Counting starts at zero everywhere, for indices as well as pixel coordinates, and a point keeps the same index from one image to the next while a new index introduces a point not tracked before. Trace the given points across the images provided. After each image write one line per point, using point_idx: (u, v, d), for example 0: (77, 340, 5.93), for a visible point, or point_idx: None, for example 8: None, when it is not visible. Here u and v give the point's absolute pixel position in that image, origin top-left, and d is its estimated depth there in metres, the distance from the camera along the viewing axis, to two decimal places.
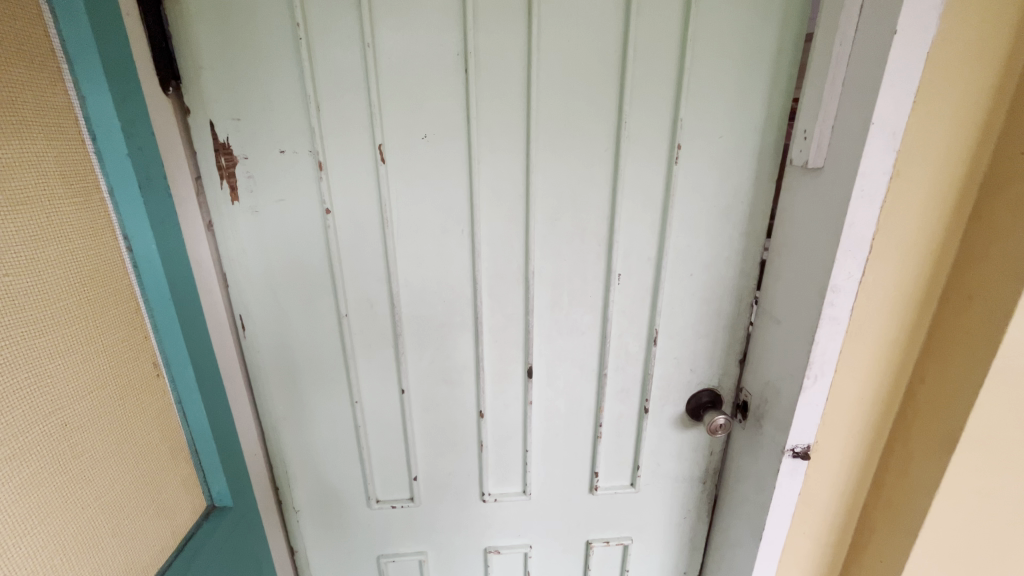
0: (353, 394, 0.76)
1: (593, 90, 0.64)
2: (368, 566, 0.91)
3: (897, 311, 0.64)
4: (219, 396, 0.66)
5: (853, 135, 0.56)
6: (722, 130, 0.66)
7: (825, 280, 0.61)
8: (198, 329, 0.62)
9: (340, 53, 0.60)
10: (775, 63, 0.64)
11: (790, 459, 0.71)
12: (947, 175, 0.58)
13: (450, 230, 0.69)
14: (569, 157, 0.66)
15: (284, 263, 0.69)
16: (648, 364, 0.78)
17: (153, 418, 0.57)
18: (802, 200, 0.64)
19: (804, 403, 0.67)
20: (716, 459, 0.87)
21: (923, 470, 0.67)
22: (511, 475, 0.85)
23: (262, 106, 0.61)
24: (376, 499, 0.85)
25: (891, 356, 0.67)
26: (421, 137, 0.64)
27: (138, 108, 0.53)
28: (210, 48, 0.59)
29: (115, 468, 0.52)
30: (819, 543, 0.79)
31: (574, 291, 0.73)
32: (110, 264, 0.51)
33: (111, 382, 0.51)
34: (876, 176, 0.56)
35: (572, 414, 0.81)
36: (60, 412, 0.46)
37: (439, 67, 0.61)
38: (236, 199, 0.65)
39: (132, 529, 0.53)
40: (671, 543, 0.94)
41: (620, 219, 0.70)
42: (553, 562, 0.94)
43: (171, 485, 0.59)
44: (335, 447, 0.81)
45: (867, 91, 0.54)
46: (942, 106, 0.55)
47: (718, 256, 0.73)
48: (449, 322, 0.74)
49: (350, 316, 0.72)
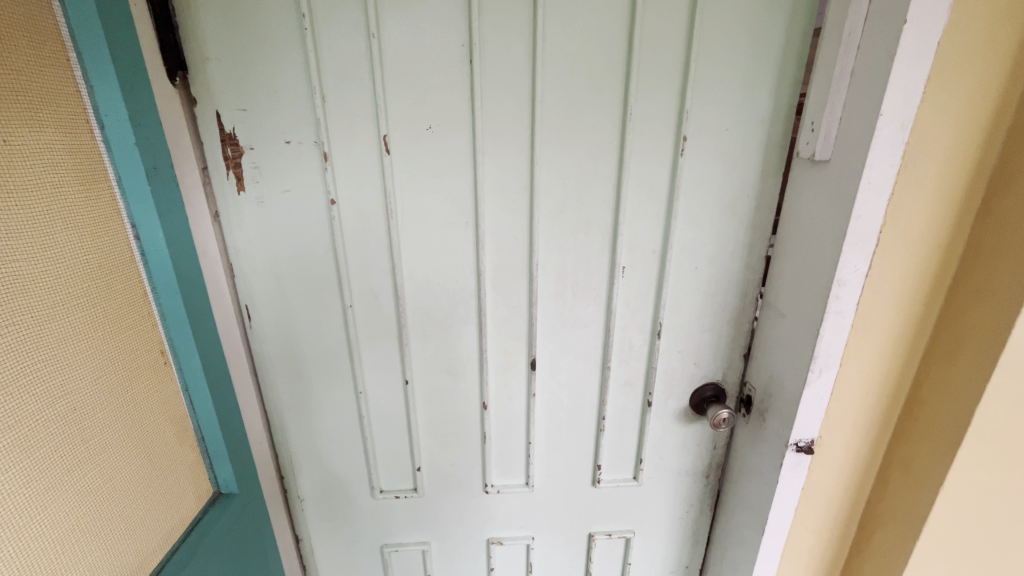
0: (357, 385, 0.77)
1: (599, 81, 0.63)
2: (371, 556, 0.92)
3: (903, 306, 0.64)
4: (225, 385, 0.66)
5: (862, 127, 0.55)
6: (728, 122, 0.66)
7: (831, 273, 0.61)
8: (205, 318, 0.62)
9: (345, 44, 0.60)
10: (783, 55, 0.63)
11: (794, 453, 0.71)
12: (956, 169, 0.57)
13: (454, 222, 0.69)
14: (574, 149, 0.66)
15: (289, 254, 0.69)
16: (652, 358, 0.78)
17: (161, 405, 0.57)
18: (810, 193, 0.64)
19: (809, 397, 0.67)
20: (720, 453, 0.87)
21: (928, 467, 0.67)
22: (514, 467, 0.86)
23: (268, 97, 0.62)
24: (380, 489, 0.86)
25: (896, 351, 0.66)
26: (426, 128, 0.64)
27: (145, 97, 0.53)
28: (216, 38, 0.59)
29: (123, 454, 0.52)
30: (822, 538, 0.79)
31: (578, 284, 0.73)
32: (118, 252, 0.52)
33: (120, 368, 0.52)
34: (884, 168, 0.55)
35: (576, 407, 0.82)
36: (69, 398, 0.47)
37: (444, 58, 0.61)
38: (242, 189, 0.65)
39: (139, 514, 0.54)
40: (673, 536, 0.94)
41: (624, 212, 0.69)
42: (555, 554, 0.94)
43: (178, 471, 0.60)
44: (340, 438, 0.81)
45: (875, 82, 0.54)
46: (952, 98, 0.55)
47: (723, 251, 0.73)
48: (453, 313, 0.74)
49: (354, 307, 0.72)
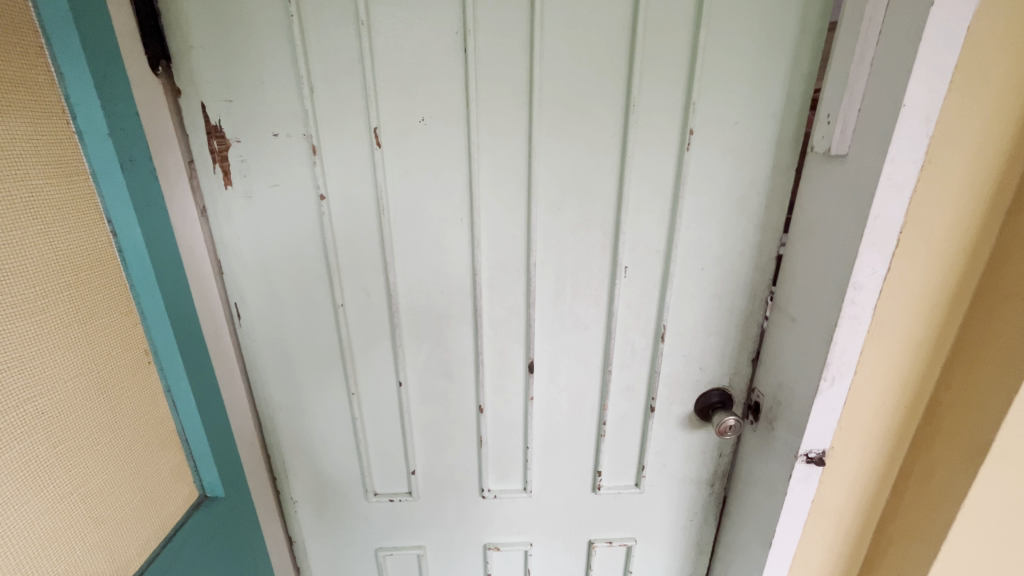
0: (350, 386, 0.75)
1: (600, 72, 0.60)
2: (367, 560, 0.90)
3: (923, 310, 0.60)
4: (211, 384, 0.64)
5: (883, 119, 0.51)
6: (738, 115, 0.62)
7: (846, 276, 0.57)
8: (188, 317, 0.60)
9: (333, 32, 0.57)
10: (798, 42, 0.59)
11: (804, 464, 0.67)
12: (986, 164, 0.53)
13: (449, 219, 0.66)
14: (573, 143, 0.63)
15: (279, 251, 0.67)
16: (655, 361, 0.75)
17: (140, 407, 0.55)
18: (824, 190, 0.60)
19: (821, 406, 0.64)
20: (726, 461, 0.84)
21: (948, 481, 0.63)
22: (512, 471, 0.83)
23: (255, 87, 0.59)
24: (374, 492, 0.84)
25: (916, 359, 0.62)
26: (419, 120, 0.61)
27: (120, 87, 0.51)
28: (200, 26, 0.57)
29: (97, 457, 0.50)
30: (834, 552, 0.75)
31: (578, 284, 0.70)
32: (92, 249, 0.50)
33: (94, 369, 0.50)
34: (907, 163, 0.51)
35: (575, 412, 0.79)
36: (38, 400, 0.44)
37: (437, 46, 0.58)
38: (229, 183, 0.63)
39: (114, 520, 0.52)
40: (675, 545, 0.91)
41: (627, 210, 0.66)
42: (554, 561, 0.92)
43: (159, 475, 0.58)
44: (332, 440, 0.79)
45: (898, 72, 0.50)
46: (984, 86, 0.50)
47: (730, 250, 0.69)
48: (447, 314, 0.71)
49: (346, 306, 0.70)
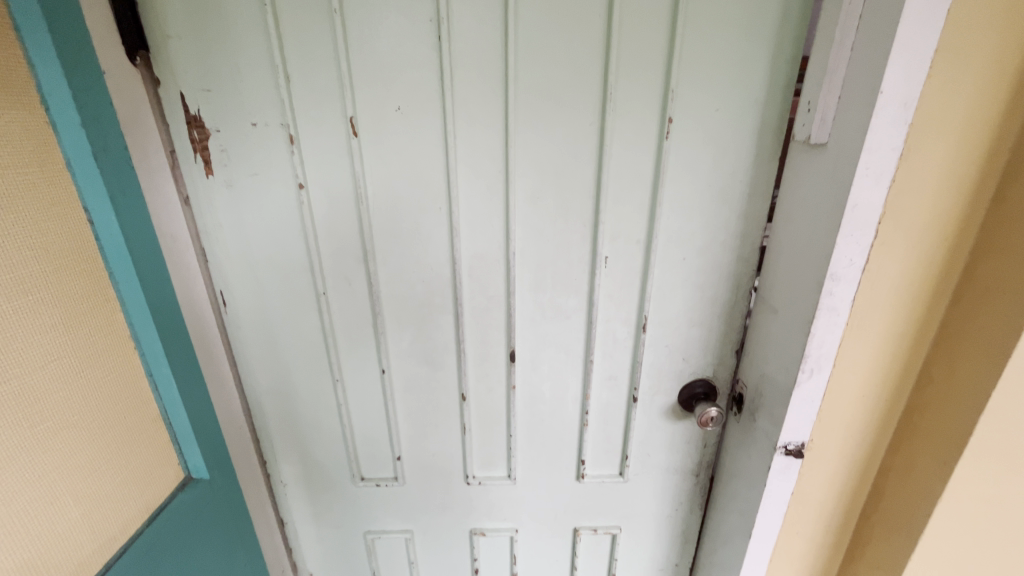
0: (334, 372, 0.76)
1: (577, 59, 0.59)
2: (356, 542, 0.92)
3: (904, 303, 0.59)
4: (193, 369, 0.65)
5: (860, 107, 0.50)
6: (718, 103, 0.61)
7: (824, 268, 0.56)
8: (168, 304, 0.61)
9: (308, 20, 0.57)
10: (780, 27, 0.58)
11: (783, 456, 0.67)
12: (968, 155, 0.52)
13: (427, 209, 0.66)
14: (551, 131, 0.62)
15: (263, 239, 0.68)
16: (637, 351, 0.75)
17: (121, 391, 0.57)
18: (805, 179, 0.59)
19: (799, 398, 0.63)
20: (710, 452, 0.84)
21: (928, 474, 0.62)
22: (496, 458, 0.84)
23: (232, 77, 0.60)
24: (361, 477, 0.85)
25: (897, 352, 0.62)
26: (395, 109, 0.61)
27: (92, 77, 0.51)
28: (177, 16, 0.58)
29: (77, 438, 0.52)
30: (816, 543, 0.75)
31: (558, 274, 0.70)
32: (70, 236, 0.51)
33: (72, 354, 0.51)
34: (885, 152, 0.50)
35: (558, 401, 0.79)
36: (15, 382, 0.46)
37: (411, 35, 0.58)
38: (210, 173, 0.64)
39: (95, 499, 0.54)
40: (660, 534, 0.92)
41: (606, 199, 0.66)
42: (540, 546, 0.93)
43: (141, 456, 0.60)
44: (319, 425, 0.81)
45: (876, 57, 0.48)
46: (966, 73, 0.49)
47: (712, 240, 0.68)
48: (429, 303, 0.72)
49: (328, 294, 0.71)
